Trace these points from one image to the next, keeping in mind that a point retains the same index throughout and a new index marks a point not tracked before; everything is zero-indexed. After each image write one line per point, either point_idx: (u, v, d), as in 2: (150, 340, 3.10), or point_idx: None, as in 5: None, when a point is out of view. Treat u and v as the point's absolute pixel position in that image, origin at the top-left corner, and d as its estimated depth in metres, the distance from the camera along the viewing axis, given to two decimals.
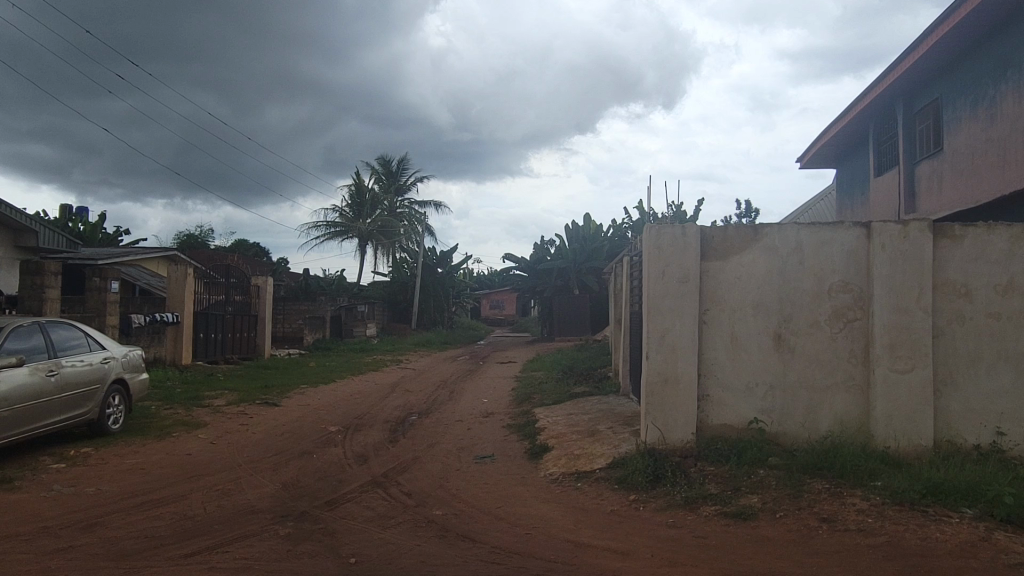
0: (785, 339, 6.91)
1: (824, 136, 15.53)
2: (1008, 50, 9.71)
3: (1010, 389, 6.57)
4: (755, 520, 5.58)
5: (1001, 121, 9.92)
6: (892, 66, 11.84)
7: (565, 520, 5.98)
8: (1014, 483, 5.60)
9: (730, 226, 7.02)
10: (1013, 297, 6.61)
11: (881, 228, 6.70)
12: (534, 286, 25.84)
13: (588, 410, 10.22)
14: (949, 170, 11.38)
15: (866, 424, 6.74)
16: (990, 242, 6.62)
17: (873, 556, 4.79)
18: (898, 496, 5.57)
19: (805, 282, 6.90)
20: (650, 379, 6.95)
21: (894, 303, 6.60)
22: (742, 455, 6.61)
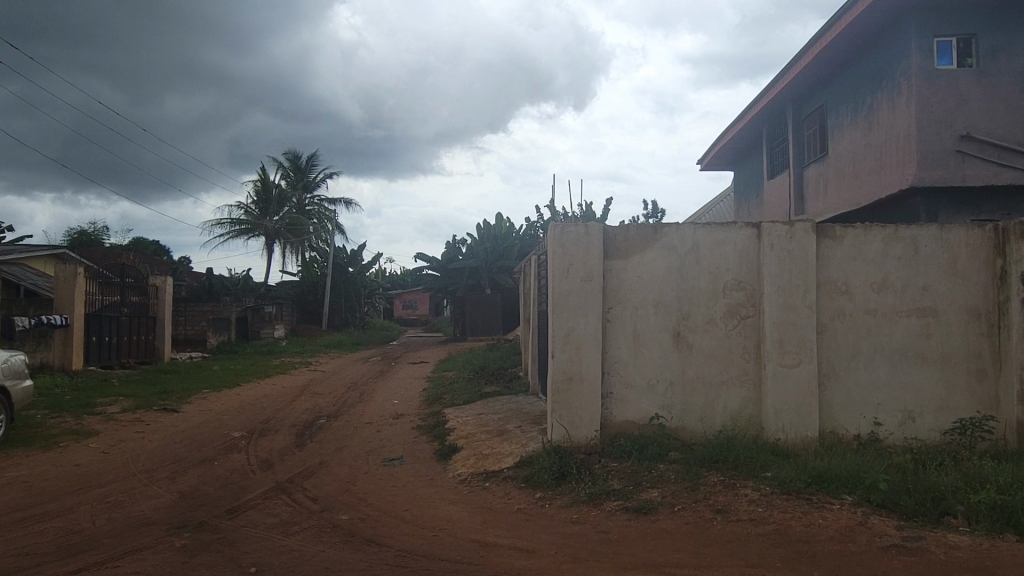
0: (683, 336, 7.18)
1: (723, 140, 16.24)
2: (883, 63, 10.45)
3: (885, 380, 7.00)
4: (654, 513, 5.78)
5: (878, 128, 10.63)
6: (782, 74, 12.52)
7: (473, 520, 6.01)
8: (887, 470, 6.02)
9: (632, 226, 7.24)
10: (888, 294, 7.02)
11: (770, 229, 7.05)
12: (445, 285, 25.44)
13: (498, 409, 10.29)
14: (834, 174, 12.12)
15: (758, 417, 7.09)
16: (867, 242, 7.04)
17: (762, 544, 5.05)
18: (785, 486, 5.90)
19: (701, 281, 7.19)
20: (556, 378, 7.10)
21: (782, 302, 6.97)
22: (643, 450, 6.84)
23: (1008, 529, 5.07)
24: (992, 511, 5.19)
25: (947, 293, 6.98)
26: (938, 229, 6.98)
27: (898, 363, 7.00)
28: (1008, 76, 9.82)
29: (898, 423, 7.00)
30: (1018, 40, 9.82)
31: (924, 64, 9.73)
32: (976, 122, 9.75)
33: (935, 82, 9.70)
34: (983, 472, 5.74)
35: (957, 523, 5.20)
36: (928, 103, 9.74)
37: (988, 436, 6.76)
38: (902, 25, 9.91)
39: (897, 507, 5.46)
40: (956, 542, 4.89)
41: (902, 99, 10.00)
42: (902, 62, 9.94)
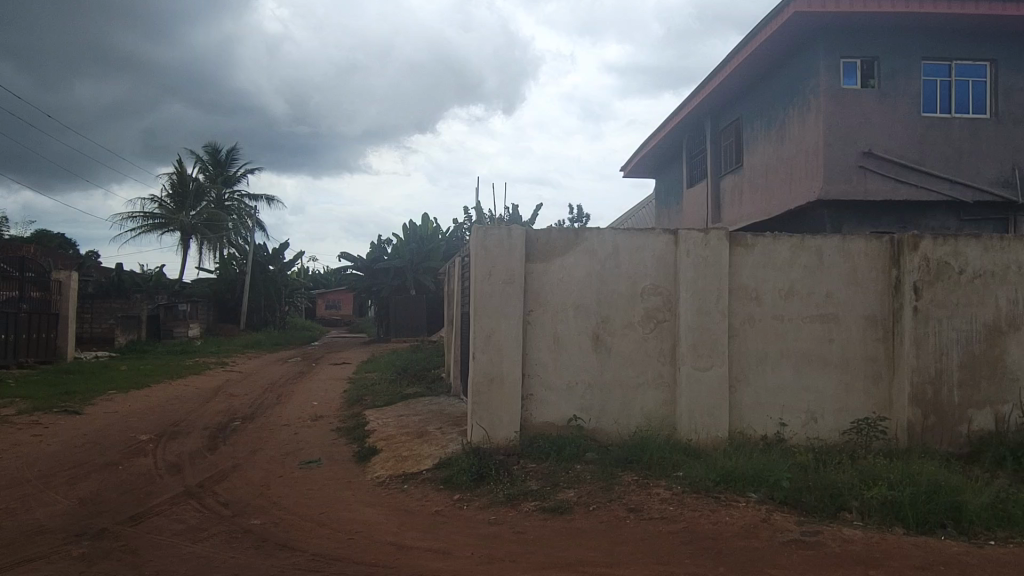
0: (601, 339, 7.32)
1: (646, 148, 16.65)
2: (794, 80, 10.95)
3: (790, 383, 7.31)
4: (570, 513, 5.87)
5: (789, 142, 11.14)
6: (702, 87, 12.95)
7: (389, 522, 5.95)
8: (790, 468, 6.30)
9: (554, 229, 7.33)
10: (794, 300, 7.34)
11: (686, 236, 7.27)
12: (369, 285, 25.08)
13: (419, 411, 10.23)
14: (748, 184, 12.62)
15: (671, 418, 7.30)
16: (776, 250, 7.35)
17: (673, 541, 5.20)
18: (696, 485, 6.10)
19: (620, 285, 7.34)
20: (477, 379, 7.12)
21: (696, 306, 7.20)
22: (561, 451, 6.94)
23: (897, 522, 5.39)
24: (883, 506, 5.50)
25: (849, 300, 7.33)
26: (841, 239, 7.34)
27: (802, 366, 7.32)
28: (907, 97, 10.46)
29: (801, 423, 7.32)
30: (916, 64, 10.46)
31: (832, 82, 10.26)
32: (878, 139, 10.35)
33: (841, 101, 10.25)
34: (876, 469, 6.09)
35: (851, 518, 5.49)
36: (835, 119, 10.28)
37: (882, 436, 7.15)
38: (813, 45, 10.43)
39: (798, 503, 5.73)
40: (850, 536, 5.16)
41: (811, 115, 10.52)
42: (812, 80, 10.45)
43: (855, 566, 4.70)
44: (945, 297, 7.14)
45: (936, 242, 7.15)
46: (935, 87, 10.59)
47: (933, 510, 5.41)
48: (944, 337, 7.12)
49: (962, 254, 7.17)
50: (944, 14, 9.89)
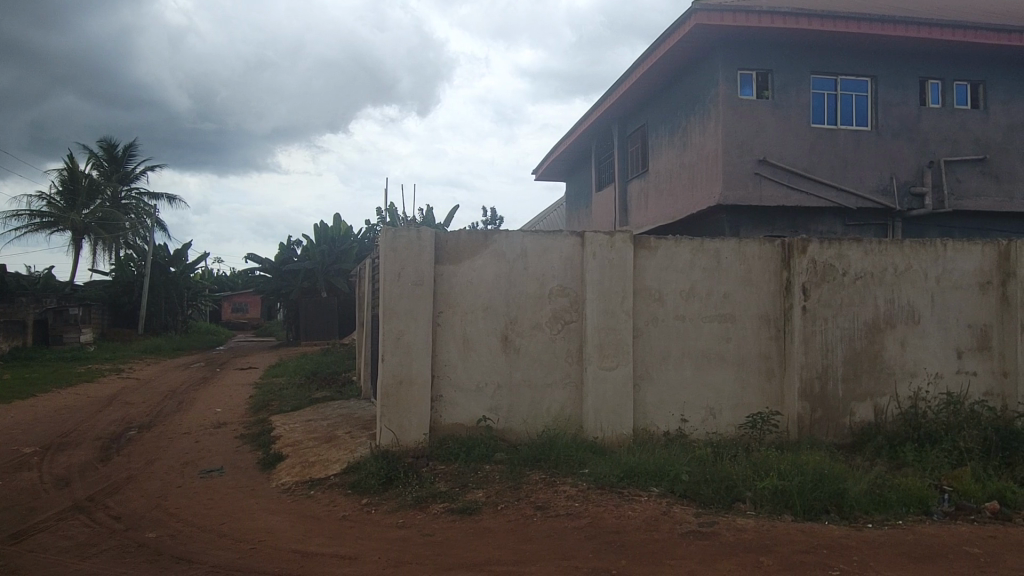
0: (510, 340, 7.39)
1: (556, 152, 16.94)
2: (696, 89, 11.41)
3: (690, 380, 7.60)
4: (478, 513, 5.90)
5: (691, 149, 11.60)
6: (609, 93, 13.31)
7: (294, 530, 5.82)
8: (688, 462, 6.56)
9: (463, 231, 7.36)
10: (694, 301, 7.63)
11: (592, 238, 7.44)
12: (278, 287, 24.39)
13: (327, 415, 10.04)
14: (653, 189, 13.04)
15: (577, 416, 7.45)
16: (677, 253, 7.62)
17: (577, 538, 5.32)
18: (601, 481, 6.27)
19: (528, 287, 7.44)
20: (385, 381, 7.06)
21: (602, 307, 7.38)
22: (470, 451, 6.97)
23: (786, 511, 5.71)
24: (774, 495, 5.80)
25: (744, 301, 7.69)
26: (737, 242, 7.68)
27: (702, 364, 7.62)
28: (798, 108, 11.06)
29: (700, 419, 7.61)
30: (806, 77, 11.08)
31: (730, 93, 10.75)
32: (771, 148, 10.92)
33: (738, 111, 10.77)
34: (768, 461, 6.41)
35: (745, 508, 5.77)
36: (733, 128, 10.78)
37: (774, 429, 7.53)
38: (713, 56, 10.89)
39: (697, 496, 5.97)
40: (743, 525, 5.42)
41: (711, 123, 10.99)
42: (712, 89, 10.91)
43: (748, 553, 4.94)
44: (830, 297, 7.61)
45: (822, 245, 7.60)
46: (823, 99, 11.24)
47: (818, 498, 5.74)
48: (829, 335, 7.59)
49: (845, 256, 7.65)
50: (831, 32, 10.51)
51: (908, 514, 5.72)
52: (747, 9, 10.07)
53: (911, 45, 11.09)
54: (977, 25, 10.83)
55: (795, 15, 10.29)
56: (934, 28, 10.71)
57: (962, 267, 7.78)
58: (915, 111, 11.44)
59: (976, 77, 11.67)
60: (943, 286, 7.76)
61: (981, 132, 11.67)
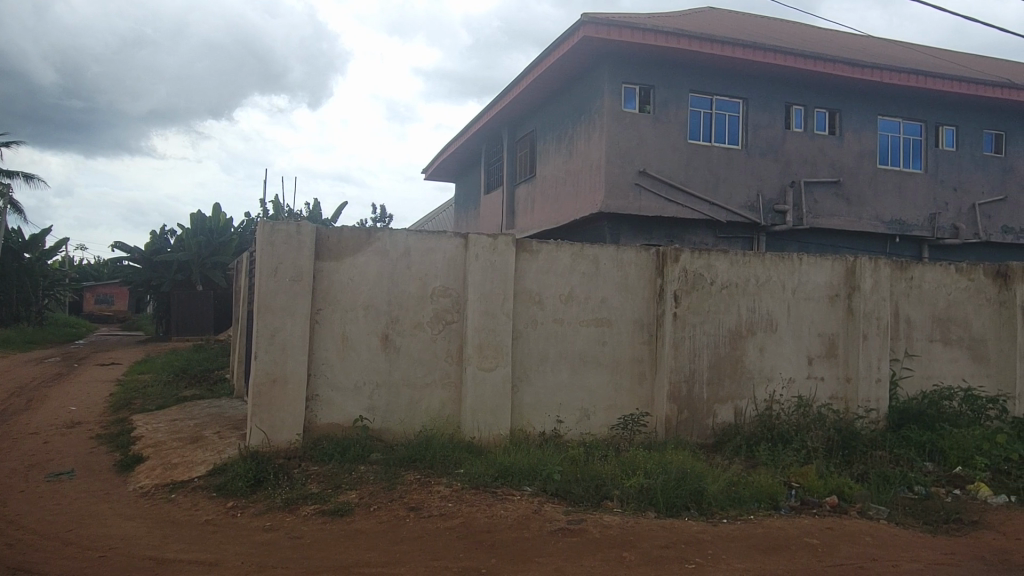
0: (390, 339, 7.32)
1: (446, 153, 16.95)
2: (583, 99, 11.74)
3: (567, 383, 7.79)
4: (350, 515, 5.79)
5: (577, 157, 11.94)
6: (499, 98, 13.47)
7: (152, 536, 5.49)
8: (561, 461, 6.73)
9: (345, 228, 7.22)
10: (573, 305, 7.84)
11: (476, 240, 7.49)
12: (148, 279, 23.05)
13: (195, 414, 9.55)
14: (540, 195, 13.32)
15: (455, 417, 7.46)
16: (558, 257, 7.79)
17: (449, 537, 5.34)
18: (475, 481, 6.32)
19: (411, 286, 7.39)
20: (257, 380, 6.82)
21: (483, 309, 7.44)
22: (345, 452, 6.84)
23: (650, 508, 5.96)
24: (639, 494, 6.06)
25: (620, 306, 7.97)
26: (615, 250, 7.95)
27: (578, 366, 7.83)
28: (677, 124, 11.59)
29: (575, 420, 7.82)
30: (684, 95, 11.63)
31: (613, 105, 11.14)
32: (651, 161, 11.42)
33: (621, 123, 11.21)
34: (636, 460, 6.67)
35: (613, 505, 5.99)
36: (616, 139, 11.18)
37: (644, 429, 7.85)
38: (600, 69, 11.24)
39: (568, 494, 6.14)
40: (609, 522, 5.61)
41: (596, 133, 11.35)
42: (598, 101, 11.26)
43: (613, 549, 5.13)
44: (699, 304, 8.03)
45: (693, 255, 8.01)
46: (699, 117, 11.84)
47: (680, 495, 6.04)
48: (697, 341, 8.01)
49: (713, 267, 8.10)
50: (707, 54, 11.09)
51: (758, 509, 6.12)
52: (633, 26, 10.46)
53: (778, 72, 11.90)
54: (835, 58, 11.75)
55: (676, 36, 10.78)
56: (799, 58, 11.53)
57: (814, 280, 8.41)
58: (781, 133, 12.27)
59: (834, 105, 12.65)
60: (798, 298, 8.37)
61: (836, 157, 12.67)
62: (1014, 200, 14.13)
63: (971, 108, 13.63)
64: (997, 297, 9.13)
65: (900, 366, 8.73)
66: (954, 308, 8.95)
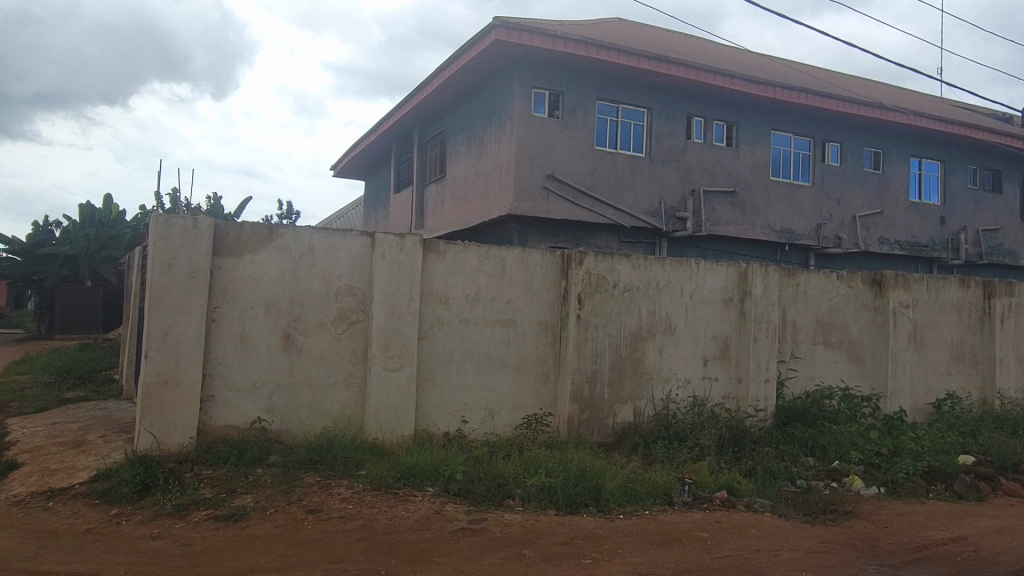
0: (292, 339, 7.13)
1: (354, 150, 16.70)
2: (493, 102, 11.84)
3: (472, 383, 7.82)
4: (245, 520, 5.61)
5: (487, 159, 12.02)
6: (410, 97, 13.38)
7: (24, 547, 5.13)
8: (464, 461, 6.75)
9: (246, 224, 6.99)
10: (478, 305, 7.88)
11: (382, 239, 7.41)
12: (28, 273, 21.50)
13: (78, 418, 8.98)
14: (449, 195, 13.35)
15: (358, 418, 7.35)
16: (465, 258, 7.81)
17: (348, 540, 5.26)
18: (376, 482, 6.25)
19: (314, 284, 7.22)
20: (148, 380, 6.50)
21: (389, 309, 7.37)
22: (241, 455, 6.62)
23: (550, 505, 6.08)
24: (540, 492, 6.17)
25: (525, 308, 8.07)
26: (521, 252, 8.04)
27: (483, 367, 7.88)
28: (585, 130, 11.85)
29: (479, 420, 7.86)
30: (592, 102, 11.90)
31: (523, 109, 11.28)
32: (559, 165, 11.64)
33: (530, 127, 11.37)
34: (537, 459, 6.76)
35: (514, 504, 6.08)
36: (525, 142, 11.34)
37: (547, 429, 7.97)
38: (511, 73, 11.36)
39: (470, 494, 6.18)
40: (510, 520, 5.68)
41: (506, 136, 11.47)
42: (508, 104, 11.38)
43: (513, 547, 5.19)
44: (602, 307, 8.24)
45: (596, 258, 8.22)
46: (606, 124, 12.14)
47: (580, 493, 6.19)
48: (599, 342, 8.21)
49: (616, 270, 8.33)
50: (615, 63, 11.40)
51: (653, 504, 6.35)
52: (543, 32, 10.62)
53: (681, 84, 12.37)
54: (733, 74, 12.34)
55: (586, 44, 11.03)
56: (700, 72, 12.04)
57: (710, 284, 8.80)
58: (682, 143, 12.76)
59: (731, 118, 13.26)
60: (695, 301, 8.73)
61: (733, 168, 13.29)
62: (890, 213, 15.23)
63: (854, 126, 14.60)
64: (872, 302, 9.81)
65: (786, 367, 9.25)
66: (835, 313, 9.55)
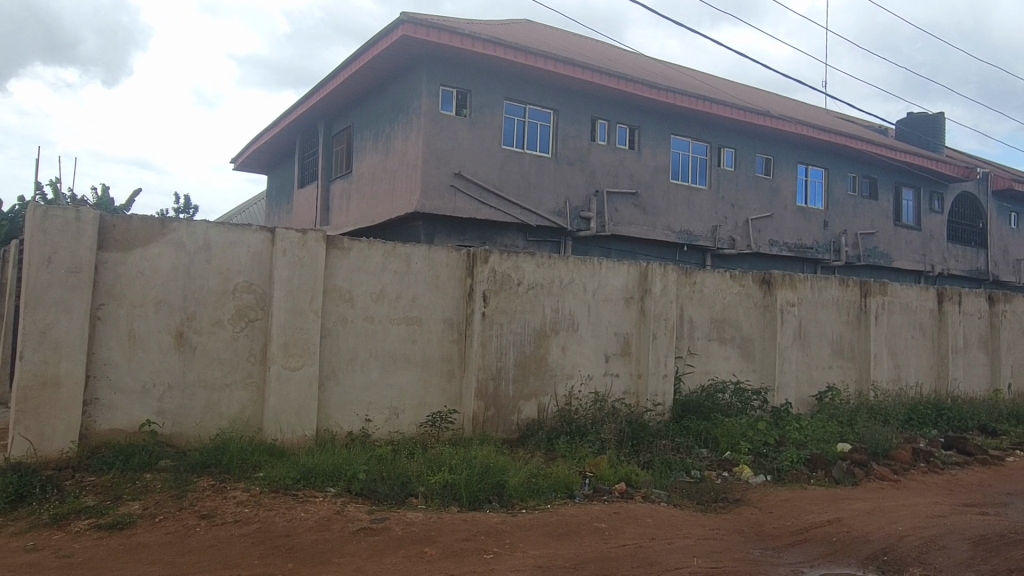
0: (185, 338, 6.83)
1: (256, 143, 16.15)
2: (400, 99, 11.73)
3: (376, 381, 7.73)
4: (132, 527, 5.33)
5: (394, 156, 11.90)
6: (314, 91, 13.07)
7: None
8: (367, 460, 6.65)
9: (135, 217, 6.65)
10: (383, 303, 7.79)
11: (283, 235, 7.21)
12: None
13: None
14: (356, 192, 13.14)
15: (257, 418, 7.12)
16: (369, 255, 7.71)
17: (243, 544, 5.09)
18: (274, 484, 6.08)
19: (210, 281, 6.95)
20: (22, 383, 6.07)
21: (290, 306, 7.17)
22: (128, 460, 6.28)
23: (453, 502, 6.10)
24: (443, 489, 6.17)
25: (431, 305, 8.04)
26: (427, 249, 8.00)
27: (388, 365, 7.80)
28: (492, 129, 11.91)
29: (384, 419, 7.77)
30: (499, 102, 11.98)
31: (430, 106, 11.24)
32: (466, 163, 11.67)
33: (438, 125, 11.35)
34: (441, 457, 6.75)
35: (417, 502, 6.06)
36: (432, 140, 11.31)
37: (451, 426, 7.97)
38: (418, 69, 11.31)
39: (372, 493, 6.12)
40: (412, 519, 5.65)
41: (413, 133, 11.40)
42: (415, 101, 11.31)
43: (415, 545, 5.17)
44: (507, 305, 8.32)
45: (501, 257, 8.30)
46: (513, 124, 12.25)
47: (483, 488, 6.24)
48: (503, 339, 8.29)
49: (520, 268, 8.43)
50: (522, 64, 11.52)
51: (555, 498, 6.47)
52: (451, 30, 10.60)
53: (586, 88, 12.64)
54: (636, 80, 12.72)
55: (493, 44, 11.09)
56: (605, 76, 12.34)
57: (611, 282, 9.04)
58: (587, 144, 13.03)
59: (634, 122, 13.65)
60: (597, 299, 8.94)
61: (635, 170, 13.69)
62: (780, 217, 16.10)
63: (747, 134, 15.34)
64: (762, 301, 10.34)
65: (683, 363, 9.62)
66: (728, 311, 10.01)
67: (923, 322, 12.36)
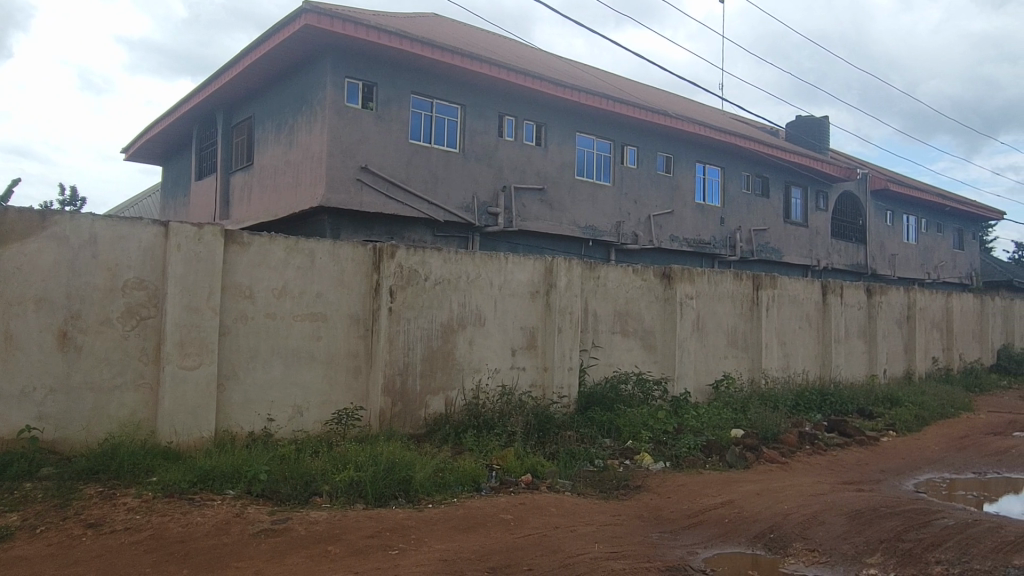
0: (69, 338, 6.43)
1: (149, 132, 15.35)
2: (304, 90, 11.45)
3: (278, 379, 7.53)
4: (9, 540, 5.00)
5: (298, 148, 11.61)
6: (212, 79, 12.56)
7: None
8: (269, 460, 6.48)
9: (11, 209, 6.21)
10: (286, 299, 7.59)
11: (178, 229, 6.90)
12: None
13: None
14: (258, 185, 12.73)
15: (150, 421, 6.79)
16: (270, 250, 7.49)
17: (133, 553, 4.86)
18: (169, 489, 5.84)
19: (97, 277, 6.57)
20: None
21: (185, 303, 6.88)
22: (5, 469, 5.87)
23: (359, 499, 6.03)
24: (349, 487, 6.10)
25: (335, 301, 7.90)
26: (331, 244, 7.85)
27: (290, 362, 7.61)
28: (399, 123, 11.79)
29: (287, 418, 7.57)
30: (406, 96, 11.87)
31: (335, 98, 11.02)
32: (373, 157, 11.51)
33: (343, 117, 11.15)
34: (346, 454, 6.66)
35: (321, 501, 5.96)
36: (337, 132, 11.09)
37: (357, 423, 7.86)
38: (323, 61, 11.06)
39: (274, 494, 5.97)
40: (316, 518, 5.55)
41: (318, 125, 11.15)
42: (319, 93, 11.07)
43: (319, 544, 5.09)
44: (413, 300, 8.28)
45: (408, 251, 8.24)
46: (419, 118, 12.17)
47: (389, 484, 6.21)
48: (410, 335, 8.24)
49: (426, 263, 8.40)
50: (429, 58, 11.46)
51: (462, 492, 6.51)
52: (356, 21, 10.43)
53: (494, 84, 12.71)
54: (542, 77, 12.89)
55: (399, 37, 10.98)
56: (512, 73, 12.44)
57: (517, 277, 9.15)
58: (495, 140, 13.11)
59: (541, 119, 13.83)
60: (503, 293, 9.03)
61: (542, 166, 13.88)
62: (680, 214, 16.71)
63: (650, 133, 15.83)
64: (663, 294, 10.71)
65: (588, 356, 9.85)
66: (631, 304, 10.31)
67: (809, 314, 13.13)
